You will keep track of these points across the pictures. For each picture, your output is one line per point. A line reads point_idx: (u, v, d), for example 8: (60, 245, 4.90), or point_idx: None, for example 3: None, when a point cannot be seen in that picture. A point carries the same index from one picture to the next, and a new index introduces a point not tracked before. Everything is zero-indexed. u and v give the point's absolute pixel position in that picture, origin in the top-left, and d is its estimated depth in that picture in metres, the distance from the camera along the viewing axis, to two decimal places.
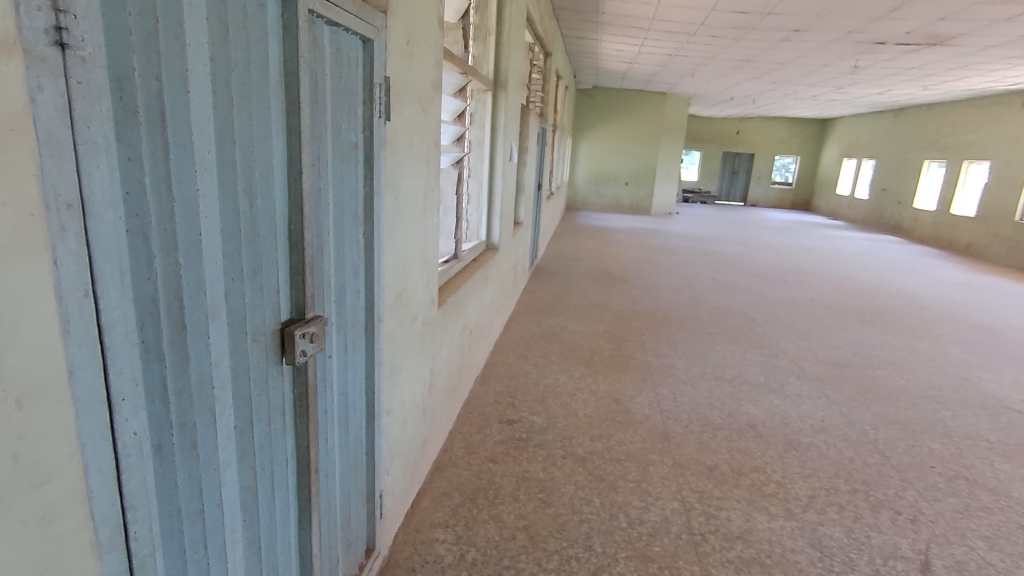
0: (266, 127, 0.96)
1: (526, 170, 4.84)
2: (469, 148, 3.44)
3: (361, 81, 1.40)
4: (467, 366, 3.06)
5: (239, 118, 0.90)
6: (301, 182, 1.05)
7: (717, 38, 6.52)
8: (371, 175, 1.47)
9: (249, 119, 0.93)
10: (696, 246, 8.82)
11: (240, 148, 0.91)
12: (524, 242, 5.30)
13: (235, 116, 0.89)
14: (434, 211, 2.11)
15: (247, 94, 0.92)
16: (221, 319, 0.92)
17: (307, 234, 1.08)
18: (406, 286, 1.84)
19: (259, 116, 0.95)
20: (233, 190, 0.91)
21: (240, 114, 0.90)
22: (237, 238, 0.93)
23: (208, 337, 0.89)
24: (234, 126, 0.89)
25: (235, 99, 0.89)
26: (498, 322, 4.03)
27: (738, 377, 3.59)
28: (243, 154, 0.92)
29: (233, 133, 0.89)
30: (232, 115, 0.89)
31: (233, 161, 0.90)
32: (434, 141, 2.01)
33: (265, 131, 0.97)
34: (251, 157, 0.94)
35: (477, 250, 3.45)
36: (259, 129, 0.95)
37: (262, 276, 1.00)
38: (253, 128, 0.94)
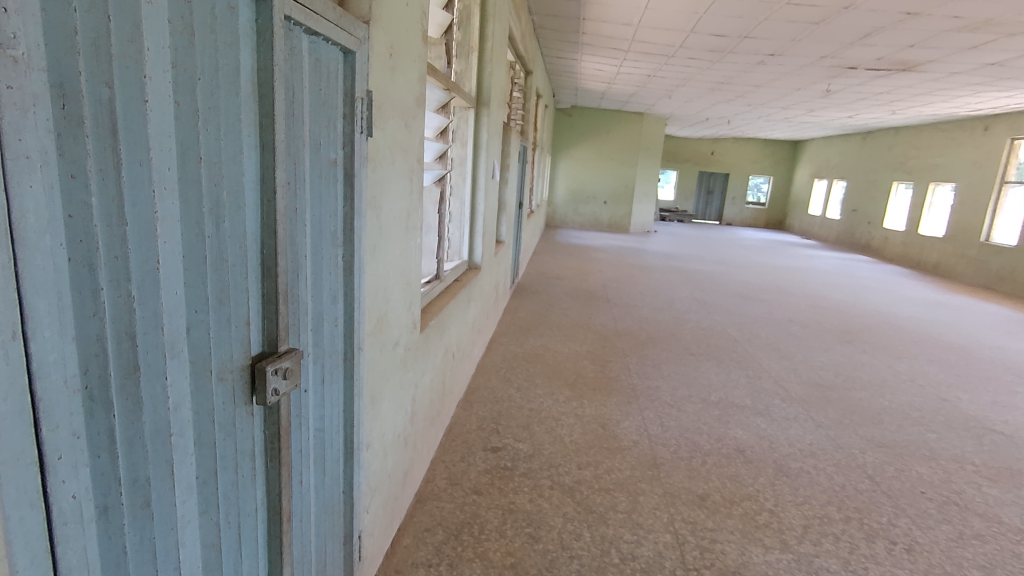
0: (236, 142, 0.87)
1: (508, 188, 4.79)
2: (451, 165, 3.36)
3: (342, 94, 1.32)
4: (449, 391, 2.95)
5: (205, 132, 0.81)
6: (276, 202, 0.95)
7: (694, 60, 6.61)
8: (351, 194, 1.38)
9: (217, 134, 0.83)
10: (675, 265, 8.87)
11: (206, 165, 0.81)
12: (506, 261, 5.22)
13: (200, 130, 0.80)
14: (417, 230, 2.01)
15: (216, 105, 0.82)
16: (180, 357, 0.81)
17: (280, 258, 0.98)
18: (388, 311, 1.74)
19: (228, 130, 0.85)
20: (198, 212, 0.81)
21: (206, 128, 0.81)
22: (201, 265, 0.83)
23: (165, 378, 0.78)
24: (200, 141, 0.80)
25: (201, 111, 0.80)
26: (480, 343, 3.93)
27: (724, 399, 3.55)
28: (209, 173, 0.82)
29: (198, 148, 0.80)
30: (198, 128, 0.79)
31: (198, 180, 0.80)
32: (418, 159, 1.93)
33: (236, 146, 0.87)
34: (218, 175, 0.84)
35: (460, 270, 3.36)
36: (229, 144, 0.86)
37: (230, 307, 0.89)
38: (222, 143, 0.84)
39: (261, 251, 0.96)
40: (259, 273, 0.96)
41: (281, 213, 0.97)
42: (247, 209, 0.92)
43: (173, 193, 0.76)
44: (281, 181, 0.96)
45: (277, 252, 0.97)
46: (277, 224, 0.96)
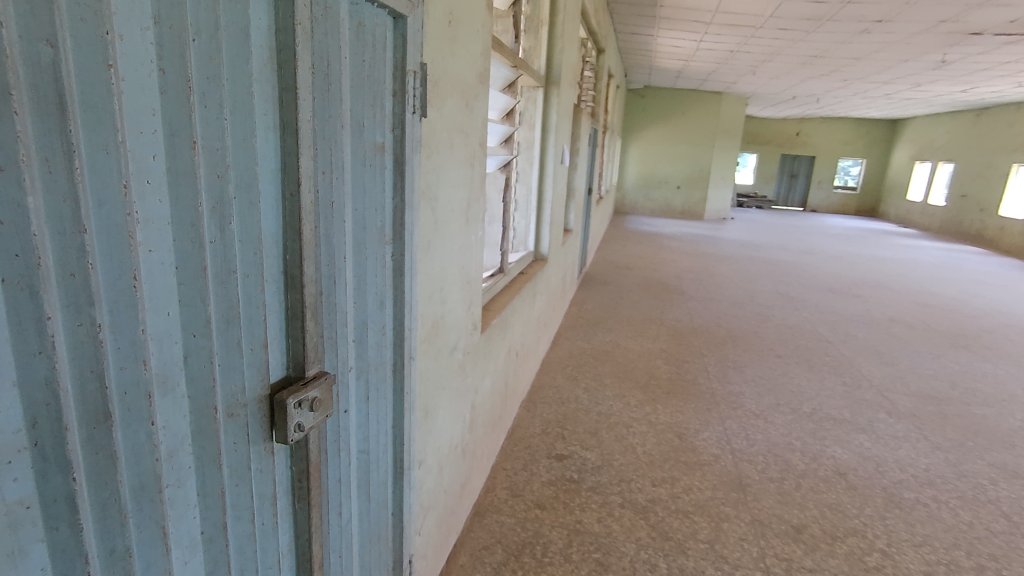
0: (248, 123, 0.69)
1: (577, 174, 4.52)
2: (518, 149, 3.14)
3: (391, 67, 1.13)
4: (512, 391, 2.77)
5: (204, 109, 0.63)
6: (300, 198, 0.78)
7: (786, 31, 6.01)
8: (401, 184, 1.20)
9: (225, 111, 0.66)
10: (755, 255, 8.26)
11: (205, 153, 0.64)
12: (574, 251, 4.96)
13: (197, 107, 0.62)
14: (478, 222, 1.82)
15: (221, 75, 0.65)
16: (175, 394, 0.65)
17: (306, 266, 0.81)
18: (444, 313, 1.56)
19: (238, 105, 0.67)
20: (193, 213, 0.64)
21: (205, 105, 0.63)
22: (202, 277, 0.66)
23: (155, 421, 0.63)
24: (196, 123, 0.62)
25: (198, 83, 0.62)
26: (545, 338, 3.73)
27: (819, 411, 3.17)
28: (211, 163, 0.65)
29: (195, 132, 0.62)
30: (193, 105, 0.62)
31: (196, 173, 0.63)
32: (480, 143, 1.73)
33: (248, 127, 0.69)
34: (226, 164, 0.67)
35: (525, 262, 3.15)
36: (238, 125, 0.68)
37: (240, 329, 0.72)
38: (230, 124, 0.67)
39: (284, 255, 0.79)
40: (281, 280, 0.80)
41: (306, 209, 0.79)
42: (263, 206, 0.74)
43: (157, 187, 0.59)
44: (308, 170, 0.78)
45: (301, 258, 0.80)
46: (302, 224, 0.79)
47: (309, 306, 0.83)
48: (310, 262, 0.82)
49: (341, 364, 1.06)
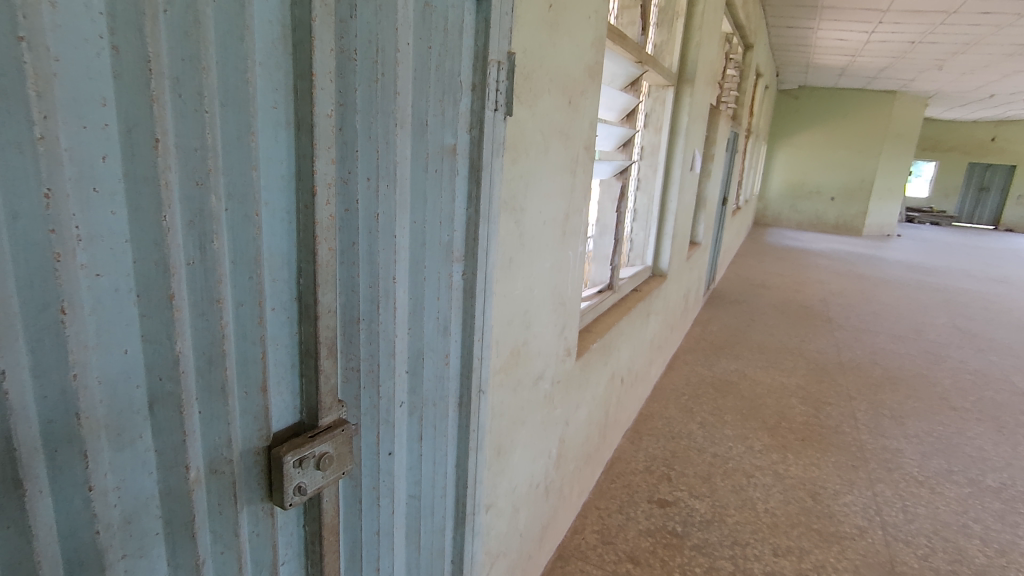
0: (245, 118, 0.56)
1: (710, 182, 4.08)
2: (640, 154, 2.84)
3: (469, 57, 0.97)
4: (614, 420, 2.51)
5: (179, 99, 0.50)
6: (317, 211, 0.64)
7: (989, 15, 4.98)
8: (476, 193, 1.03)
9: (214, 103, 0.53)
10: (927, 280, 7.03)
11: (179, 155, 0.51)
12: (701, 266, 4.52)
13: (167, 97, 0.50)
14: (579, 236, 1.60)
15: (206, 58, 0.52)
16: (132, 451, 0.53)
17: (323, 294, 0.67)
18: (528, 339, 1.37)
19: (229, 96, 0.54)
20: (162, 228, 0.51)
21: (180, 95, 0.50)
22: (173, 304, 0.53)
23: (100, 485, 0.51)
24: (164, 117, 0.50)
25: (170, 66, 0.49)
26: (659, 362, 3.39)
27: (1010, 487, 2.51)
28: (188, 169, 0.52)
29: (165, 127, 0.50)
30: (163, 94, 0.49)
31: (167, 179, 0.51)
32: (586, 147, 1.51)
33: (245, 123, 0.56)
34: (209, 170, 0.54)
35: (640, 278, 2.86)
36: (228, 120, 0.55)
37: (227, 369, 0.60)
38: (219, 120, 0.54)
39: (296, 280, 0.65)
40: (291, 307, 0.66)
41: (325, 223, 0.65)
42: (266, 223, 0.61)
43: (108, 197, 0.47)
44: (329, 176, 0.64)
45: (315, 283, 0.65)
46: (316, 243, 0.65)
47: (327, 340, 0.69)
48: (330, 288, 0.68)
49: (385, 400, 0.91)
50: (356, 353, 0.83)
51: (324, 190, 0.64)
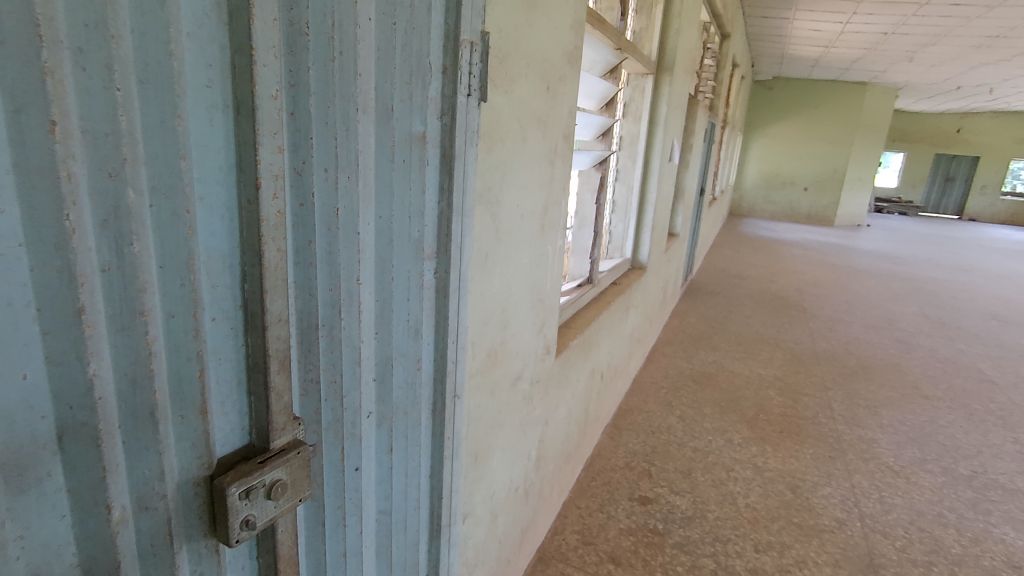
0: (170, 98, 0.47)
1: (688, 173, 4.05)
2: (619, 144, 2.78)
3: (439, 36, 0.88)
4: (594, 416, 2.46)
5: (82, 73, 0.42)
6: (262, 207, 0.55)
7: (959, 7, 5.04)
8: (448, 185, 0.95)
9: (129, 79, 0.44)
10: (897, 270, 7.17)
11: (85, 140, 0.42)
12: (679, 257, 4.50)
13: (66, 69, 0.41)
14: (558, 230, 1.53)
15: (117, 24, 0.43)
16: (35, 495, 0.44)
17: (272, 301, 0.58)
18: (505, 339, 1.30)
19: (148, 72, 0.46)
20: (66, 230, 0.42)
21: (84, 68, 0.42)
22: (84, 318, 0.45)
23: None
24: (61, 93, 0.41)
25: (67, 31, 0.40)
26: (638, 356, 3.36)
27: (982, 475, 2.54)
28: (98, 158, 0.43)
29: (64, 107, 0.41)
30: (60, 66, 0.40)
31: (70, 169, 0.42)
32: (565, 136, 1.44)
33: (169, 104, 0.47)
34: (125, 160, 0.45)
35: (619, 271, 2.81)
36: (149, 100, 0.46)
37: (157, 391, 0.51)
38: (137, 100, 0.45)
39: (241, 286, 0.57)
40: (235, 317, 0.58)
41: (273, 221, 0.57)
42: (201, 222, 0.53)
43: None
44: (276, 167, 0.56)
45: (262, 290, 0.57)
46: (262, 244, 0.56)
47: (279, 353, 0.61)
48: (281, 295, 0.60)
49: (350, 413, 0.84)
50: (315, 363, 0.75)
51: (270, 183, 0.55)
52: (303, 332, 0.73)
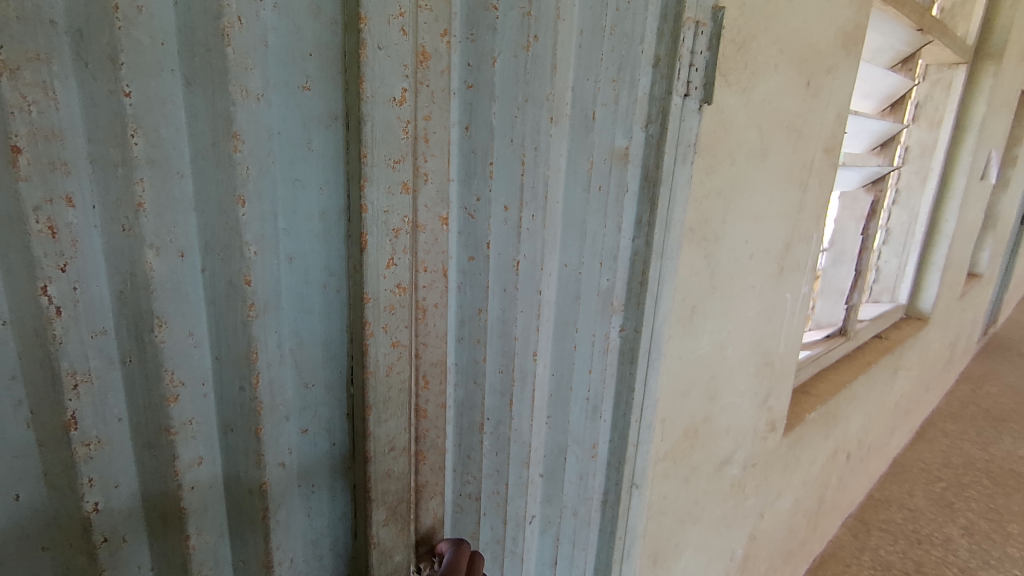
0: (225, 110, 0.35)
1: (1007, 195, 3.03)
2: (901, 156, 2.15)
3: (656, 14, 0.63)
4: (832, 504, 1.92)
5: (84, 70, 0.30)
6: (370, 281, 0.43)
7: None
8: (650, 219, 0.70)
9: (161, 79, 0.32)
10: None
11: (83, 174, 0.30)
12: (979, 304, 3.41)
13: (61, 66, 0.29)
14: (805, 273, 1.14)
15: None
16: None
17: (377, 424, 0.47)
18: (713, 415, 1.00)
19: (195, 66, 0.33)
20: (50, 310, 0.31)
21: (87, 64, 0.30)
22: (77, 437, 0.33)
23: None
24: (44, 102, 0.28)
25: (61, 3, 0.28)
26: (904, 429, 2.60)
27: None
28: (108, 201, 0.32)
29: (49, 123, 0.29)
30: (47, 57, 0.28)
31: (51, 216, 0.30)
32: (826, 150, 1.06)
33: (222, 119, 0.35)
34: (142, 205, 0.33)
35: (886, 320, 2.18)
36: (184, 115, 0.34)
37: (193, 535, 0.40)
38: (163, 115, 0.33)
39: (345, 389, 0.46)
40: (335, 428, 0.48)
41: (387, 299, 0.44)
42: (287, 297, 0.41)
43: None
44: (400, 219, 0.44)
45: (366, 403, 0.46)
46: (367, 332, 0.44)
47: (390, 495, 0.50)
48: (394, 413, 0.48)
49: (513, 526, 0.67)
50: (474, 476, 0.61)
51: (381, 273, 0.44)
52: (462, 432, 0.60)
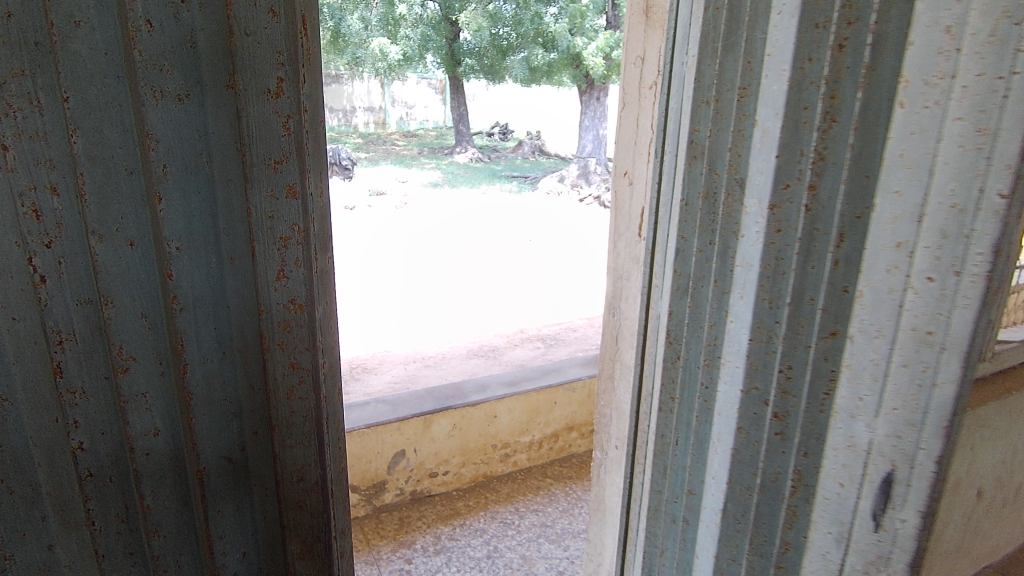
0: (140, 113, 0.53)
1: None
2: None
3: None
4: (956, 546, 1.70)
5: (44, 87, 0.49)
6: (267, 314, 0.61)
7: None
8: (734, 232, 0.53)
9: (91, 96, 0.51)
10: None
11: (59, 169, 0.51)
12: None
13: (39, 80, 0.49)
14: None
15: (61, 22, 0.49)
16: (43, 555, 0.58)
17: (282, 430, 0.65)
18: None
19: (123, 72, 0.51)
20: (36, 277, 0.52)
21: (44, 88, 0.49)
22: (64, 383, 0.55)
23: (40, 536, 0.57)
24: (30, 112, 0.49)
25: (28, 34, 0.48)
26: None
27: None
28: (74, 191, 0.52)
29: (33, 127, 0.49)
30: (34, 76, 0.49)
31: (36, 202, 0.51)
32: None
33: (139, 122, 0.53)
34: (85, 196, 0.52)
35: None
36: (120, 121, 0.52)
37: (148, 493, 0.61)
38: (98, 122, 0.51)
39: (258, 390, 0.63)
40: (256, 424, 0.64)
41: (280, 311, 0.62)
42: (211, 292, 0.59)
43: None
44: (287, 228, 0.60)
45: (269, 415, 0.64)
46: (266, 346, 0.62)
47: (304, 524, 0.69)
48: (296, 434, 0.66)
49: None
50: None
51: None
52: None
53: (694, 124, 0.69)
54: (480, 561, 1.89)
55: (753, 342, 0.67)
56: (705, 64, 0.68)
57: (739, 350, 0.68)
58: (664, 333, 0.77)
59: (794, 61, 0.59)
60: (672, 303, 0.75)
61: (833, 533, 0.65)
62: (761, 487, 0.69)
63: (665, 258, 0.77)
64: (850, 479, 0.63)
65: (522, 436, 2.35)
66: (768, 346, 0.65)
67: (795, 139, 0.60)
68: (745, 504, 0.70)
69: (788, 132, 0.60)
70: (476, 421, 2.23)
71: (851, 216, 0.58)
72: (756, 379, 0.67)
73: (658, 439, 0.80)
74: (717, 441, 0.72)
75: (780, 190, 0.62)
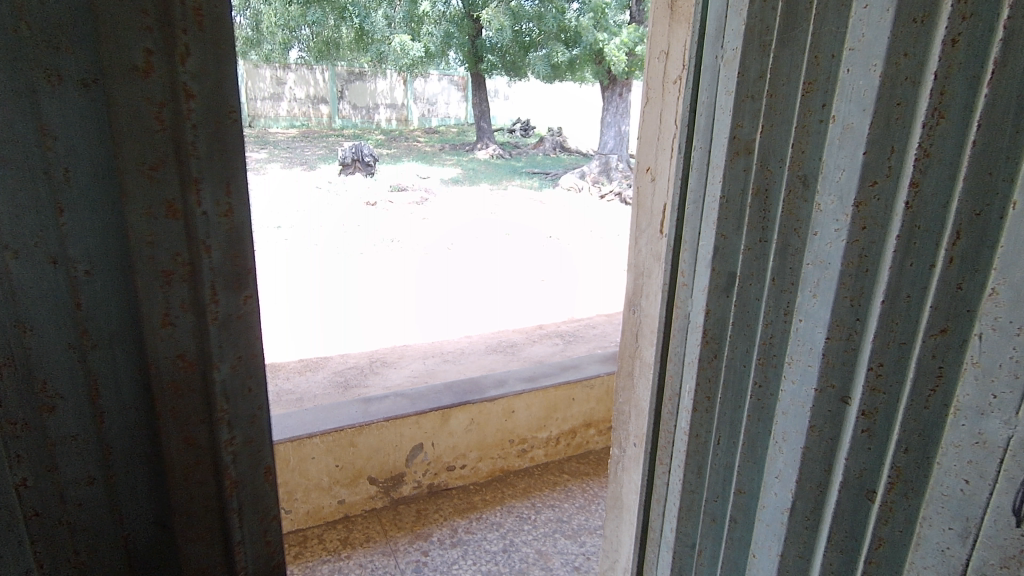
0: (26, 124, 0.48)
1: None
2: None
3: None
4: None
5: None
6: (164, 350, 0.55)
7: None
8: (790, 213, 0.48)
9: None
10: None
11: None
12: None
13: None
14: None
15: None
16: None
17: (190, 478, 0.59)
18: None
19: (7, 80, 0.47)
20: None
21: None
22: None
23: None
24: None
25: None
26: None
27: None
28: None
29: None
30: None
31: None
32: None
33: (29, 135, 0.48)
34: None
35: None
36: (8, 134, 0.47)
37: (60, 535, 0.56)
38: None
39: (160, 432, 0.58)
40: (162, 467, 0.59)
41: (170, 351, 0.55)
42: (121, 320, 0.55)
43: None
44: (170, 259, 0.53)
45: (170, 460, 0.58)
46: (164, 385, 0.56)
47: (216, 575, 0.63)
48: (205, 481, 0.60)
49: None
50: None
51: None
52: None
53: (736, 120, 0.69)
54: (496, 554, 1.90)
55: (830, 340, 0.63)
56: (750, 57, 0.67)
57: (813, 348, 0.65)
58: (700, 331, 0.76)
59: (889, 54, 0.55)
60: (710, 301, 0.75)
61: (955, 529, 0.56)
62: (842, 482, 0.65)
63: (696, 255, 0.77)
64: (978, 474, 0.54)
65: (540, 431, 2.35)
66: (848, 343, 0.62)
67: (888, 134, 0.57)
68: (814, 501, 0.68)
69: (875, 128, 0.57)
70: (495, 416, 2.23)
71: (969, 213, 0.53)
72: (834, 376, 0.64)
73: (691, 436, 0.79)
74: (783, 438, 0.70)
75: (866, 187, 0.59)
